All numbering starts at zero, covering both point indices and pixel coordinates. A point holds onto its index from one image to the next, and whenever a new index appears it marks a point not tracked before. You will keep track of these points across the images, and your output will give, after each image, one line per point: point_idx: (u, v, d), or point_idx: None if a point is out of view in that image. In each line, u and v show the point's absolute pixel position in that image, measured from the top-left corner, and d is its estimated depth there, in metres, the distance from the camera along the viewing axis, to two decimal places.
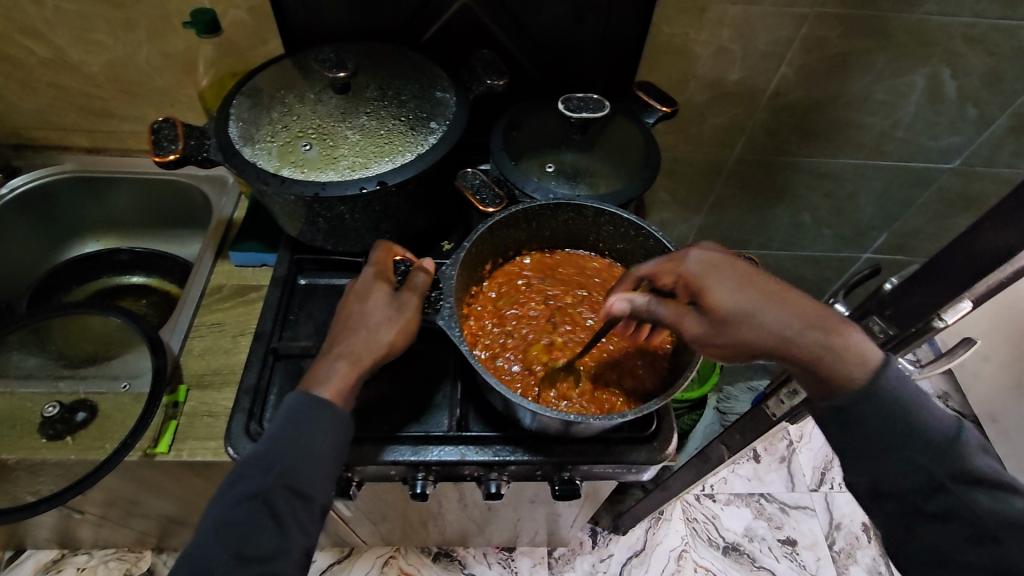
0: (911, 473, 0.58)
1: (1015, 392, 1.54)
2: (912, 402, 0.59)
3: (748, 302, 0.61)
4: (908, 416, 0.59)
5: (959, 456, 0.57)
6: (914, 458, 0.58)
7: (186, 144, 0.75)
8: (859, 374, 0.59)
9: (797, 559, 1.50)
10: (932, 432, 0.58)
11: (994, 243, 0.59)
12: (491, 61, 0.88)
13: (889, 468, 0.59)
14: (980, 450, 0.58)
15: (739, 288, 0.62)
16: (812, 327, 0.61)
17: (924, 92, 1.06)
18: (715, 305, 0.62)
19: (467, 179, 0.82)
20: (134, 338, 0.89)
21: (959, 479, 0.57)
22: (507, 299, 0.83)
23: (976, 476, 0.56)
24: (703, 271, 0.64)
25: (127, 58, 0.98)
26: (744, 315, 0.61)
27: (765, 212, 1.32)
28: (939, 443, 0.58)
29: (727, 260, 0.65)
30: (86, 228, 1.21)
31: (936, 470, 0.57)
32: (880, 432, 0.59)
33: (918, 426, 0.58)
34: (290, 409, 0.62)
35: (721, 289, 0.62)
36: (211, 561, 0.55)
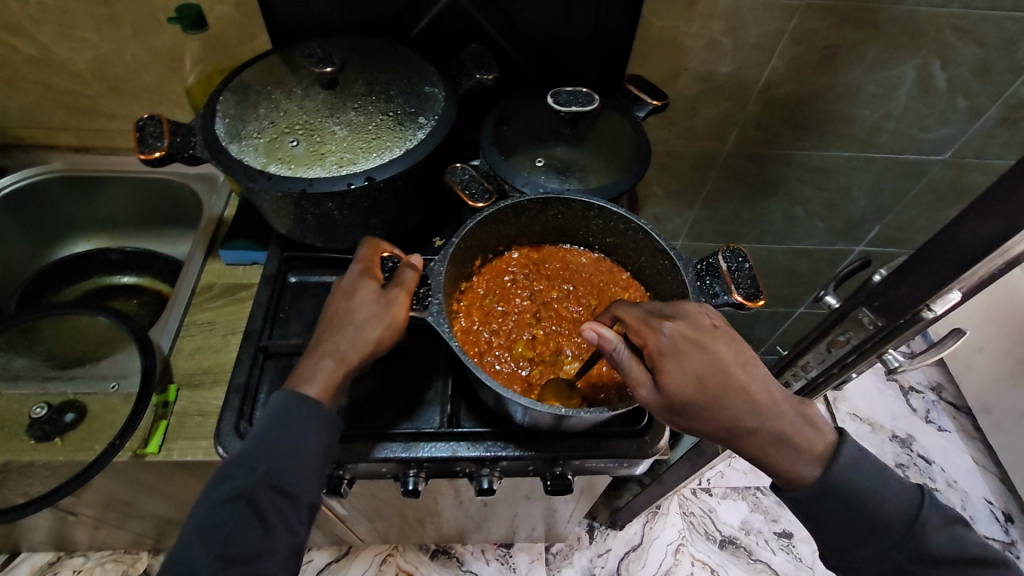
0: (880, 561, 0.60)
1: (1008, 383, 1.55)
2: (866, 489, 0.60)
3: (708, 396, 0.59)
4: (865, 506, 0.60)
5: (920, 541, 0.59)
6: (878, 543, 0.60)
7: (172, 141, 0.74)
8: (800, 474, 0.61)
9: (793, 552, 1.51)
10: (892, 519, 0.60)
11: (979, 232, 0.58)
12: (480, 55, 0.87)
13: (859, 555, 0.61)
14: (942, 529, 0.59)
15: (704, 378, 0.59)
16: (770, 424, 0.60)
17: (915, 84, 1.06)
18: (673, 392, 0.60)
19: (456, 174, 0.80)
20: (123, 339, 0.88)
21: (922, 563, 0.59)
22: (491, 293, 0.82)
23: (940, 558, 0.58)
24: (672, 355, 0.60)
25: (114, 55, 0.97)
26: (701, 403, 0.59)
27: (759, 205, 1.32)
28: (901, 529, 0.60)
29: (704, 346, 0.60)
30: (75, 228, 1.20)
31: (900, 557, 0.59)
32: (844, 522, 0.61)
33: (878, 518, 0.60)
34: (275, 409, 0.62)
35: (690, 370, 0.60)
36: (195, 562, 0.55)
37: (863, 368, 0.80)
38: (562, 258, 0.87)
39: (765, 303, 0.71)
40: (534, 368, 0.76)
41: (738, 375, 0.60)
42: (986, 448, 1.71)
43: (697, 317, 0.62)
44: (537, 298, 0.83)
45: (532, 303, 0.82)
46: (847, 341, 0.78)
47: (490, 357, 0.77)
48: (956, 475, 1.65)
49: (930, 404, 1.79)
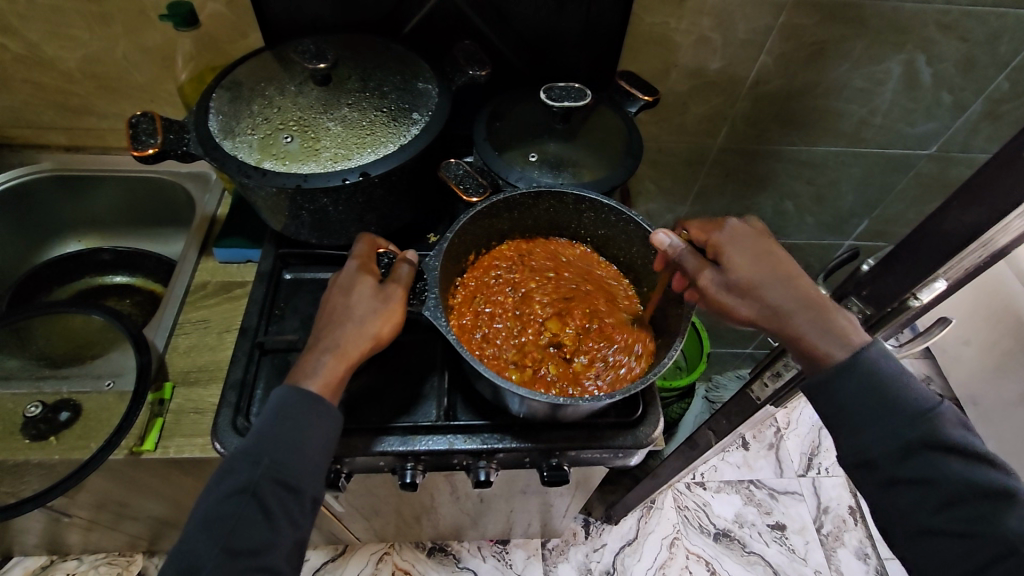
0: (890, 443, 0.58)
1: (994, 373, 1.57)
2: (892, 377, 0.60)
3: (761, 275, 0.67)
4: (887, 391, 0.59)
5: (935, 426, 0.57)
6: (892, 425, 0.58)
7: (166, 138, 0.74)
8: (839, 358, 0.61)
9: (786, 543, 1.52)
10: (910, 404, 0.58)
11: (962, 221, 0.60)
12: (473, 51, 0.87)
13: (869, 436, 0.59)
14: (958, 424, 0.58)
15: (761, 261, 0.68)
16: (812, 309, 0.64)
17: (901, 79, 1.08)
18: (731, 270, 0.68)
19: (450, 169, 0.81)
20: (118, 337, 0.88)
21: (932, 448, 0.57)
22: (479, 289, 0.82)
23: (948, 444, 0.57)
24: (731, 242, 0.69)
25: (104, 53, 0.97)
26: (753, 283, 0.66)
27: (749, 201, 1.33)
28: (917, 411, 0.58)
29: (761, 239, 0.70)
30: (67, 228, 1.20)
31: (913, 438, 0.58)
32: (861, 402, 0.60)
33: (896, 400, 0.59)
34: (278, 403, 0.62)
35: (738, 254, 0.68)
36: (201, 556, 0.56)
37: None
38: (553, 250, 0.87)
39: None
40: (524, 366, 0.75)
41: (788, 264, 0.68)
42: None
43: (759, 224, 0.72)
44: (529, 287, 0.83)
45: (525, 292, 0.82)
46: None
47: (484, 352, 0.76)
48: None
49: None
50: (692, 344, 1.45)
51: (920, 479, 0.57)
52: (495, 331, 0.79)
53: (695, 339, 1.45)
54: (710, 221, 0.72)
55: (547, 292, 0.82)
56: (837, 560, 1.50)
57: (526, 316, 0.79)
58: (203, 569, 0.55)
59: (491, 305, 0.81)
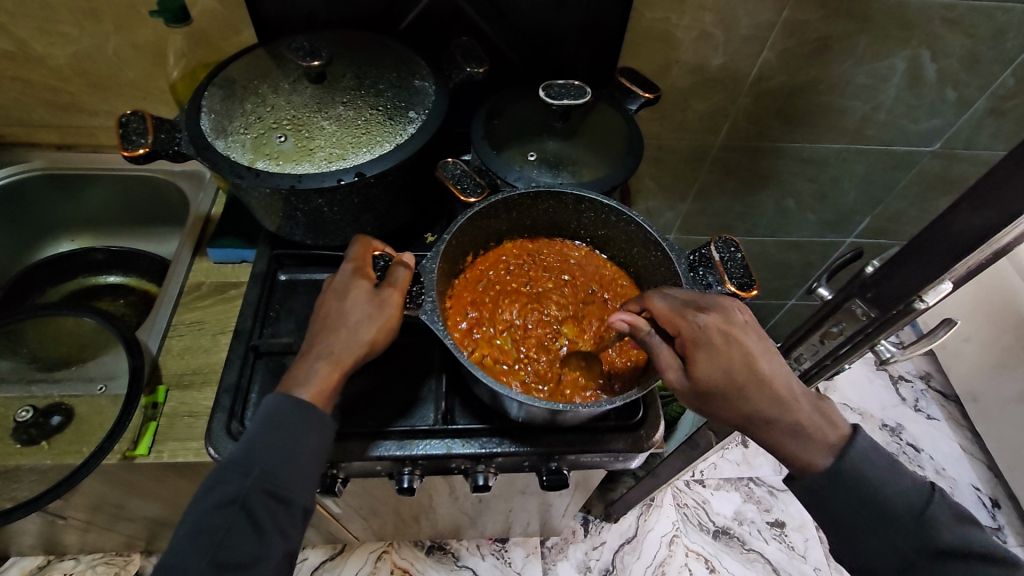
0: (888, 554, 0.62)
1: (994, 371, 1.56)
2: (882, 484, 0.62)
3: (738, 385, 0.62)
4: (877, 502, 0.62)
5: (928, 533, 0.60)
6: (886, 533, 0.62)
7: (156, 137, 0.72)
8: (812, 465, 0.63)
9: (785, 541, 1.52)
10: (900, 510, 0.61)
11: (971, 223, 0.59)
12: (471, 48, 0.86)
13: (869, 548, 0.63)
14: (953, 524, 0.60)
15: (734, 369, 0.62)
16: (786, 416, 0.63)
17: (905, 75, 1.06)
18: (702, 381, 0.62)
19: (447, 169, 0.79)
20: (110, 339, 0.87)
21: (933, 556, 0.60)
22: (489, 285, 0.81)
23: (945, 551, 0.59)
24: (704, 346, 0.62)
25: (95, 50, 0.95)
26: (728, 393, 0.62)
27: (750, 198, 1.32)
28: (911, 522, 0.61)
29: (733, 339, 0.62)
30: (60, 227, 1.18)
31: (908, 549, 0.61)
32: (858, 515, 0.62)
33: (888, 513, 0.62)
34: (268, 413, 0.60)
35: (707, 363, 0.62)
36: (188, 567, 0.54)
37: (856, 360, 0.81)
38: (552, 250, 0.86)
39: (757, 293, 0.71)
40: (530, 366, 0.75)
41: (764, 366, 0.63)
42: (974, 435, 1.73)
43: (729, 310, 0.65)
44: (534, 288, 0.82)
45: (531, 291, 0.82)
46: (840, 333, 0.77)
47: (493, 350, 0.76)
48: (944, 462, 1.67)
49: (919, 392, 1.82)
50: None
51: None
52: (497, 331, 0.77)
53: None
54: (679, 312, 0.64)
55: (557, 294, 0.82)
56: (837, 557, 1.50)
57: (531, 317, 0.79)
58: None
59: (494, 303, 0.80)
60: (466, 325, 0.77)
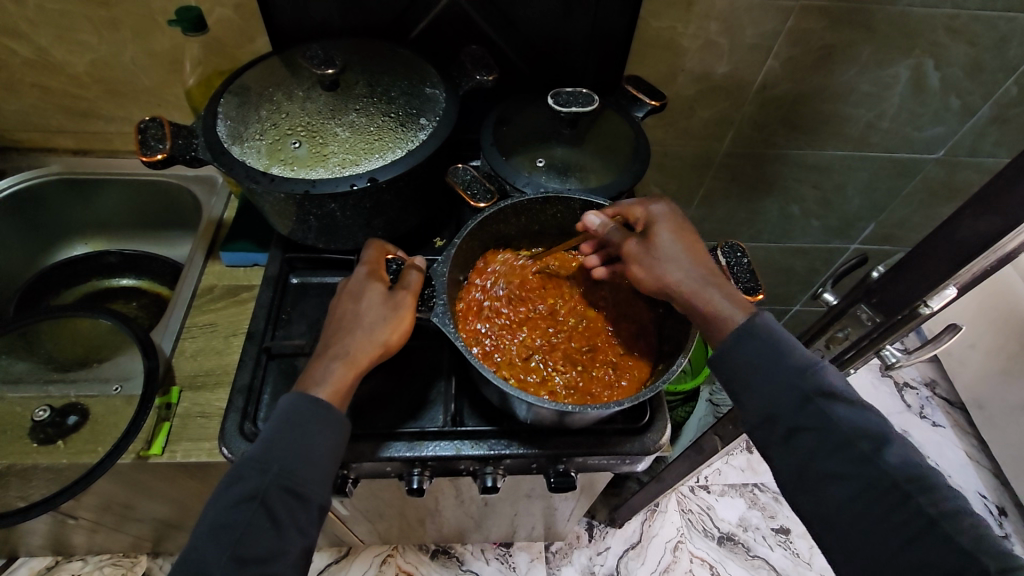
0: (788, 393, 0.61)
1: (1000, 377, 1.56)
2: (786, 338, 0.64)
3: (681, 244, 0.71)
4: (781, 348, 0.63)
5: (822, 376, 0.62)
6: (787, 376, 0.62)
7: (174, 143, 0.74)
8: (731, 323, 0.65)
9: (790, 547, 1.52)
10: (801, 358, 0.62)
11: (975, 229, 0.60)
12: (480, 56, 0.88)
13: (770, 388, 0.62)
14: (835, 374, 0.62)
15: (680, 236, 0.71)
16: (715, 278, 0.68)
17: (908, 83, 1.07)
18: (652, 240, 0.71)
19: (458, 175, 0.81)
20: (126, 341, 0.88)
21: (823, 396, 0.60)
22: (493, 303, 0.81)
23: (832, 392, 0.61)
24: (660, 216, 0.73)
25: (113, 57, 0.97)
26: (673, 251, 0.70)
27: (755, 204, 1.33)
28: (805, 365, 0.62)
29: (683, 218, 0.74)
30: (75, 231, 1.21)
31: (806, 386, 0.61)
32: (761, 356, 0.63)
33: (787, 355, 0.63)
34: (285, 411, 0.62)
35: (660, 228, 0.72)
36: (208, 563, 0.55)
37: (862, 364, 0.82)
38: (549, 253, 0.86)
39: (763, 298, 0.73)
40: (561, 377, 0.76)
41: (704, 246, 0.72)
42: (979, 442, 1.73)
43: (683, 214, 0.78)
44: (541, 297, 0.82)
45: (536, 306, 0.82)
46: (845, 337, 0.79)
47: (520, 371, 0.76)
48: (950, 469, 1.67)
49: (924, 399, 1.82)
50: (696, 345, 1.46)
51: (814, 426, 0.60)
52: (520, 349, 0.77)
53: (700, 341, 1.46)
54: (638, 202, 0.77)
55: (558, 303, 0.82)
56: None
57: (553, 332, 0.80)
58: None
59: (510, 326, 0.79)
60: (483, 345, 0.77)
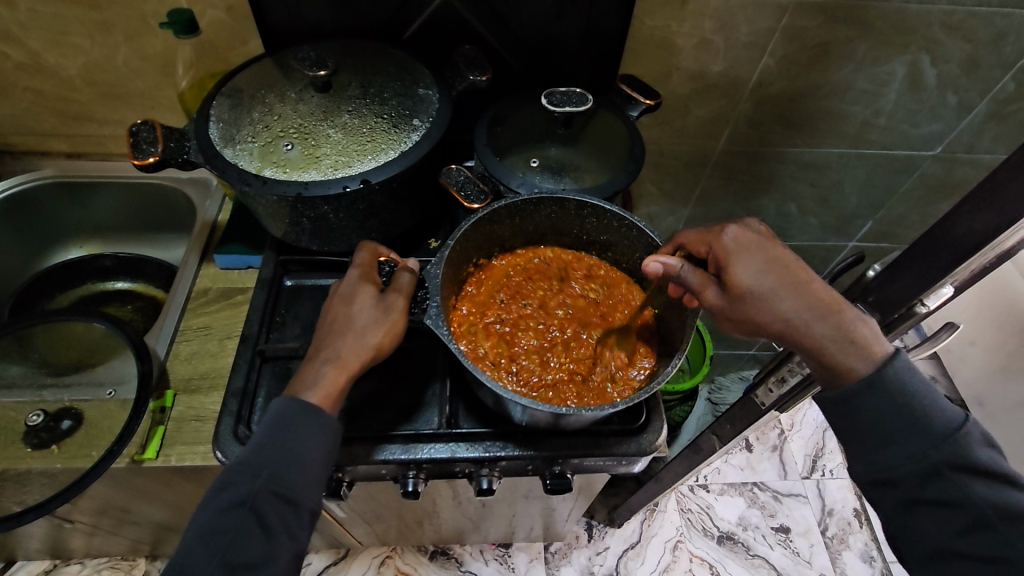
0: (913, 463, 0.59)
1: (1000, 375, 1.55)
2: (918, 395, 0.60)
3: (774, 284, 0.64)
4: (912, 412, 0.59)
5: (961, 447, 0.58)
6: (917, 444, 0.59)
7: (166, 146, 0.73)
8: (854, 373, 0.62)
9: (790, 546, 1.52)
10: (936, 424, 0.59)
11: (972, 227, 0.59)
12: (473, 56, 0.87)
13: (894, 455, 0.60)
14: (982, 443, 0.59)
15: (767, 275, 0.65)
16: (825, 317, 0.63)
17: (905, 80, 1.07)
18: (737, 289, 0.65)
19: (452, 176, 0.81)
20: (119, 345, 0.88)
21: (958, 468, 0.58)
22: (490, 311, 0.81)
23: (975, 467, 0.57)
24: (742, 251, 0.66)
25: (105, 60, 0.97)
26: (772, 295, 0.64)
27: (752, 203, 1.33)
28: (944, 432, 0.58)
29: (758, 245, 0.67)
30: (69, 234, 1.20)
31: (936, 459, 0.58)
32: (887, 422, 0.60)
33: (920, 421, 0.59)
34: (276, 415, 0.62)
35: (739, 269, 0.65)
36: (198, 568, 0.55)
37: None
38: (535, 258, 0.87)
39: None
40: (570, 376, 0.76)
41: (798, 273, 0.65)
42: None
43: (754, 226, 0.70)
44: (538, 299, 0.83)
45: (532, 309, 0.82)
46: None
47: (529, 378, 0.75)
48: None
49: None
50: (694, 347, 1.45)
51: (941, 500, 0.58)
52: (512, 347, 0.78)
53: (698, 343, 1.46)
54: (707, 231, 0.71)
55: (553, 303, 0.83)
56: (842, 563, 1.49)
57: (551, 331, 0.80)
58: None
59: (510, 332, 0.79)
60: (486, 352, 0.77)
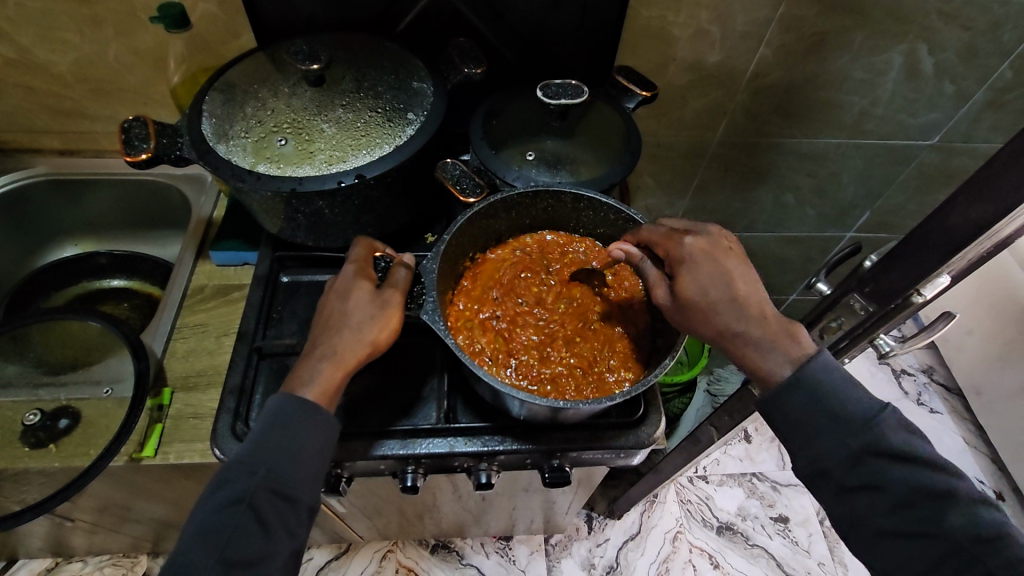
0: (835, 452, 0.60)
1: (997, 363, 1.56)
2: (835, 387, 0.61)
3: (713, 295, 0.65)
4: (828, 401, 0.61)
5: (877, 433, 0.59)
6: (835, 432, 0.60)
7: (159, 142, 0.73)
8: (774, 377, 0.63)
9: (789, 536, 1.52)
10: (849, 411, 0.60)
11: (967, 217, 0.59)
12: (468, 48, 0.86)
13: (816, 445, 0.60)
14: (899, 428, 0.59)
15: (711, 284, 0.66)
16: (757, 322, 0.65)
17: (902, 69, 1.06)
18: (682, 295, 0.66)
19: (446, 170, 0.80)
20: (116, 343, 0.88)
21: (876, 454, 0.58)
22: (486, 308, 0.80)
23: (893, 451, 0.58)
24: (690, 258, 0.67)
25: (97, 56, 0.96)
26: (705, 304, 0.65)
27: (749, 193, 1.32)
28: (859, 420, 0.59)
29: (713, 255, 0.67)
30: (64, 232, 1.20)
31: (857, 447, 0.59)
32: (807, 412, 0.61)
33: (837, 409, 0.60)
34: (273, 412, 0.61)
35: (686, 277, 0.66)
36: (197, 566, 0.55)
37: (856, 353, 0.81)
38: (527, 250, 0.85)
39: None
40: (570, 370, 0.76)
41: (743, 282, 0.66)
42: (977, 428, 1.73)
43: (717, 235, 0.69)
44: (533, 294, 0.81)
45: (527, 303, 0.81)
46: (839, 327, 0.78)
47: (529, 374, 0.75)
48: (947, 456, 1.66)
49: (922, 385, 1.82)
50: (693, 340, 1.45)
51: (867, 486, 0.58)
52: (508, 344, 0.77)
53: (695, 336, 1.46)
54: (668, 234, 0.70)
55: (548, 296, 0.82)
56: (840, 552, 1.50)
57: (548, 325, 0.79)
58: None
59: (508, 328, 0.78)
60: (484, 350, 0.76)
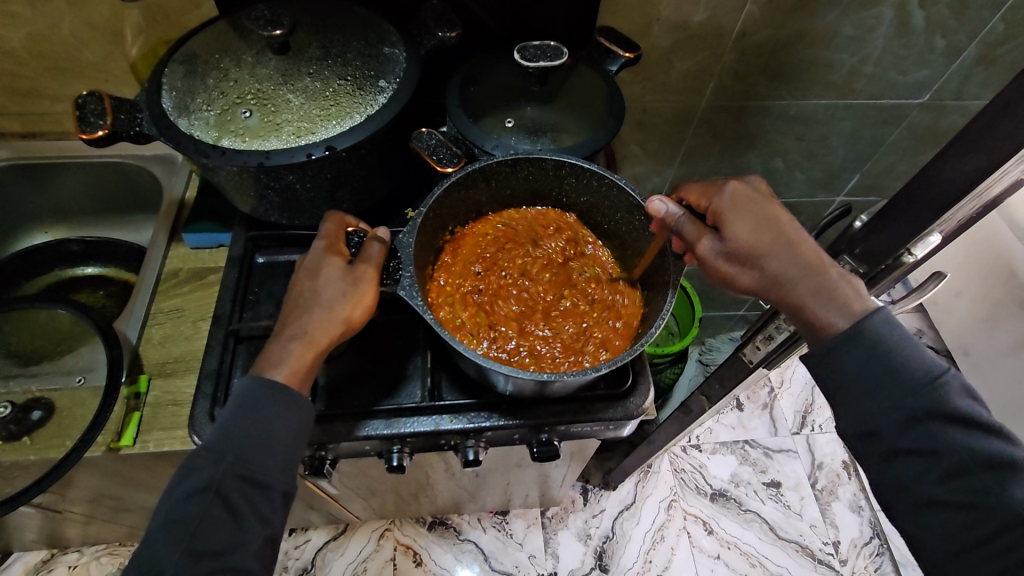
0: (889, 410, 0.58)
1: (985, 323, 1.56)
2: (900, 345, 0.59)
3: (764, 241, 0.65)
4: (892, 361, 0.59)
5: (940, 396, 0.57)
6: (895, 394, 0.58)
7: (116, 118, 0.68)
8: (835, 327, 0.61)
9: (781, 500, 1.54)
10: (914, 374, 0.58)
11: (960, 170, 0.57)
12: (442, 11, 0.82)
13: (872, 404, 0.59)
14: (960, 393, 0.57)
15: (762, 229, 0.66)
16: (814, 272, 0.64)
17: (892, 25, 1.03)
18: (731, 241, 0.66)
19: (422, 140, 0.77)
20: (86, 331, 0.85)
21: (936, 417, 0.56)
22: (468, 284, 0.78)
23: (953, 415, 0.56)
24: (734, 206, 0.67)
25: (50, 30, 0.91)
26: (757, 250, 0.65)
27: (738, 159, 1.29)
28: (923, 380, 0.57)
29: (760, 203, 0.67)
30: (32, 219, 1.15)
31: (916, 408, 0.57)
32: (863, 372, 0.59)
33: (900, 370, 0.58)
34: (242, 396, 0.59)
35: (736, 223, 0.66)
36: (163, 560, 0.54)
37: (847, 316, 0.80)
38: (514, 224, 0.83)
39: None
40: (553, 347, 0.75)
41: (792, 231, 0.66)
42: None
43: (759, 187, 0.70)
44: (517, 268, 0.80)
45: (512, 278, 0.80)
46: None
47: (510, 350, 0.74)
48: None
49: None
50: (683, 309, 1.43)
51: (918, 449, 0.57)
52: (489, 315, 0.76)
53: (684, 305, 1.44)
54: (710, 185, 0.70)
55: (533, 272, 0.80)
56: (831, 513, 1.52)
57: (533, 301, 0.78)
58: (167, 573, 0.53)
59: (492, 304, 0.77)
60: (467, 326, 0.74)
